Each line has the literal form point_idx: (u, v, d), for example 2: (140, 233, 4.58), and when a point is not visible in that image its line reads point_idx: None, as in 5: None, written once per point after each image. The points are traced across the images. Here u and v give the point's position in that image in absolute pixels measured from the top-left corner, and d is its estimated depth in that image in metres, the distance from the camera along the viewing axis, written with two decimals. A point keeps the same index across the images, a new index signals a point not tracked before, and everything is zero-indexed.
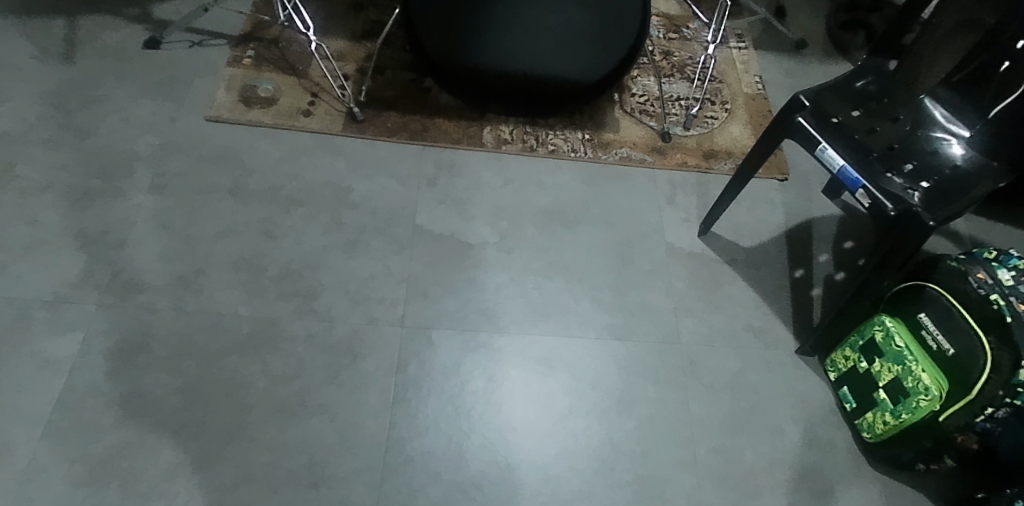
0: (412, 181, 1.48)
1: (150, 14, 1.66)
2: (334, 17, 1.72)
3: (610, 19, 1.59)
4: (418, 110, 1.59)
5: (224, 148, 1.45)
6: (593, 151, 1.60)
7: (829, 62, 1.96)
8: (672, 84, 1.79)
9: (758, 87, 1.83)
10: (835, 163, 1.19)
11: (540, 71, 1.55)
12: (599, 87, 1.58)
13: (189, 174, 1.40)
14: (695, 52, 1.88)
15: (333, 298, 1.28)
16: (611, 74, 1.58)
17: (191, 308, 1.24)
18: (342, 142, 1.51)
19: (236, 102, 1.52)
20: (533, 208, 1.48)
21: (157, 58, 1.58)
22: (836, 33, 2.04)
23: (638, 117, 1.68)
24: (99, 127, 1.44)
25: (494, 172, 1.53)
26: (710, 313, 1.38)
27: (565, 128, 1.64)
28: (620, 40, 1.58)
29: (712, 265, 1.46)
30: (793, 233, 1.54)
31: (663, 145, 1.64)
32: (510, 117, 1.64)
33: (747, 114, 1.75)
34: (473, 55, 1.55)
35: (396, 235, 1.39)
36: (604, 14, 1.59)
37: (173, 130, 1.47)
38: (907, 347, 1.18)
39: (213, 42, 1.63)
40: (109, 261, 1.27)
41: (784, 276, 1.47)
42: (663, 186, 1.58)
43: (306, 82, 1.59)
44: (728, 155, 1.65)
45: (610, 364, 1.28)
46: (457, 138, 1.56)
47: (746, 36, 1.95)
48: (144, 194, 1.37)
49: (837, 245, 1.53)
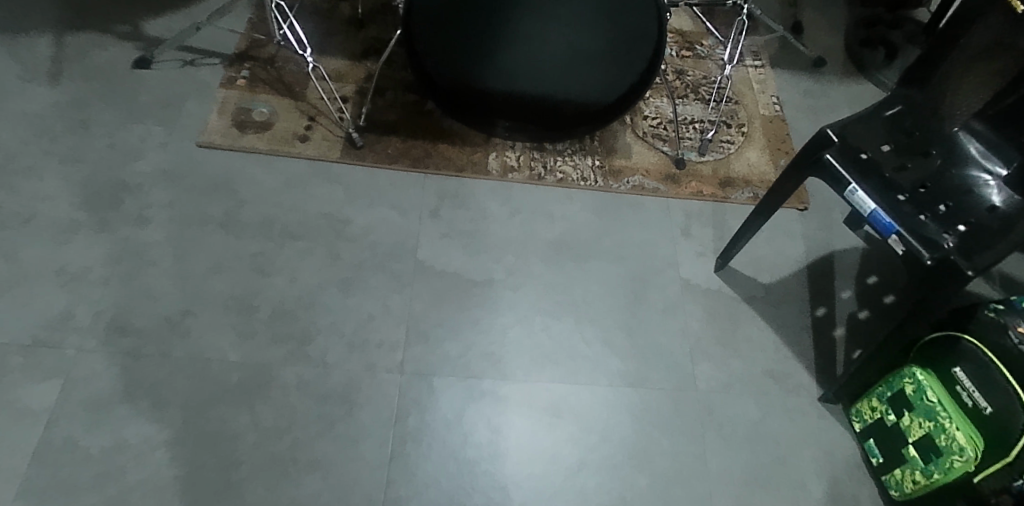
0: (413, 212, 1.40)
1: (141, 30, 1.58)
2: (332, 34, 1.64)
3: (620, 36, 1.45)
4: (420, 135, 1.51)
5: (216, 176, 1.38)
6: (604, 179, 1.52)
7: (848, 81, 1.87)
8: (686, 105, 1.70)
9: (776, 108, 1.75)
10: (867, 206, 1.11)
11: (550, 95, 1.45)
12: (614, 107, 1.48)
13: (180, 205, 1.33)
14: (710, 71, 1.79)
15: (329, 342, 1.21)
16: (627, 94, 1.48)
17: (179, 353, 1.17)
18: (340, 170, 1.44)
19: (229, 126, 1.45)
20: (539, 242, 1.41)
21: (148, 79, 1.50)
22: (855, 49, 1.96)
23: (650, 142, 1.61)
24: (85, 154, 1.37)
25: (500, 202, 1.45)
26: (728, 356, 1.31)
27: (575, 154, 1.56)
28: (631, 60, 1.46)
29: (730, 303, 1.39)
30: (814, 267, 1.47)
31: (677, 172, 1.56)
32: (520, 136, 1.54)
33: (765, 138, 1.67)
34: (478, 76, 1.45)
35: (397, 272, 1.32)
36: (613, 31, 1.45)
37: (163, 157, 1.39)
38: (940, 401, 1.10)
39: (207, 61, 1.55)
40: (92, 301, 1.20)
41: (805, 315, 1.40)
42: (678, 217, 1.50)
43: (303, 105, 1.51)
44: (746, 183, 1.57)
45: (621, 413, 1.21)
46: (461, 166, 1.49)
47: (762, 54, 1.86)
48: (131, 227, 1.29)
49: (861, 280, 1.46)
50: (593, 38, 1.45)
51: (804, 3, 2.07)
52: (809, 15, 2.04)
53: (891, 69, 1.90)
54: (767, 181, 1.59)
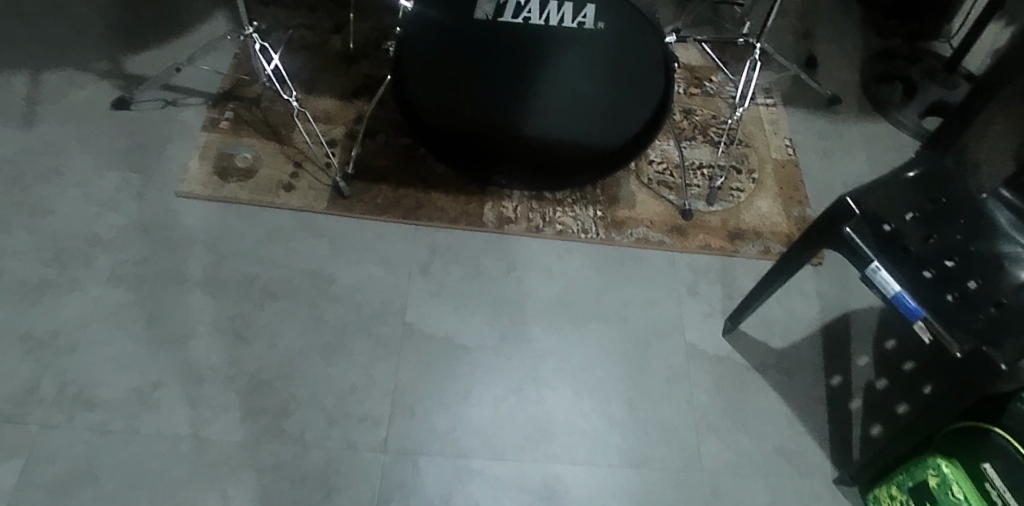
0: (402, 268, 1.33)
1: (121, 67, 1.51)
2: (322, 72, 1.56)
3: (626, 73, 1.29)
4: (412, 183, 1.43)
5: (196, 229, 1.31)
6: (606, 232, 1.44)
7: (865, 120, 1.78)
8: (694, 148, 1.61)
9: (788, 151, 1.66)
10: (891, 288, 1.03)
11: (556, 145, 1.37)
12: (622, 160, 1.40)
13: (155, 262, 1.26)
14: (719, 110, 1.70)
15: (308, 417, 1.13)
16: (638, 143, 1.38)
17: (147, 429, 1.09)
18: (326, 222, 1.36)
19: (210, 174, 1.37)
20: (535, 303, 1.33)
21: (126, 121, 1.43)
22: (872, 85, 1.86)
23: (655, 190, 1.52)
24: (56, 205, 1.30)
25: (496, 257, 1.37)
26: (736, 431, 1.23)
27: (576, 204, 1.47)
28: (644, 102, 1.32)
29: (739, 371, 1.31)
30: (828, 330, 1.40)
31: (684, 223, 1.48)
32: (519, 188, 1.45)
33: (777, 185, 1.58)
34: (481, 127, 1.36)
35: (383, 337, 1.24)
36: (620, 68, 1.29)
37: (139, 208, 1.32)
38: (967, 498, 1.00)
39: (189, 101, 1.48)
40: (58, 371, 1.13)
41: (819, 385, 1.32)
42: (684, 273, 1.41)
43: (289, 150, 1.43)
44: (756, 235, 1.48)
45: (621, 497, 1.13)
46: (455, 217, 1.41)
47: (774, 92, 1.78)
48: (102, 287, 1.22)
49: (879, 345, 1.39)
50: (598, 77, 1.29)
51: (818, 35, 1.98)
52: (824, 48, 1.95)
53: (910, 106, 1.79)
54: (779, 233, 1.50)
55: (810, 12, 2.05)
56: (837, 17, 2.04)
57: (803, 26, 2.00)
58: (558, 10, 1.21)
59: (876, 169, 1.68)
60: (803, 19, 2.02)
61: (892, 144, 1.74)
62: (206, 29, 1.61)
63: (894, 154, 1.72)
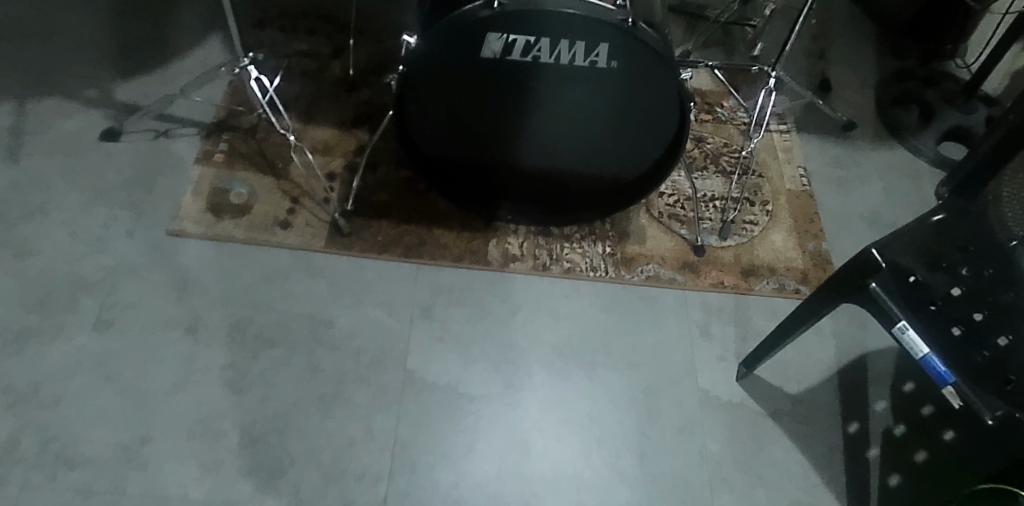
0: (404, 310, 1.28)
1: (110, 95, 1.45)
2: (320, 100, 1.51)
3: (642, 106, 1.20)
4: (414, 219, 1.38)
5: (188, 270, 1.26)
6: (615, 269, 1.38)
7: (880, 147, 1.73)
8: (705, 179, 1.56)
9: (803, 181, 1.60)
10: (919, 350, 0.98)
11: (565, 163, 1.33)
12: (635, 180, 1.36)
13: (145, 306, 1.21)
14: (731, 137, 1.65)
15: (303, 474, 1.08)
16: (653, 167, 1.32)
17: (134, 489, 1.04)
18: (324, 261, 1.31)
19: (203, 211, 1.32)
20: (542, 348, 1.27)
21: (115, 153, 1.37)
22: (887, 108, 1.80)
23: (666, 223, 1.47)
24: (42, 245, 1.24)
25: (501, 298, 1.32)
26: (751, 485, 1.18)
27: (583, 239, 1.42)
28: (659, 130, 1.24)
29: (753, 418, 1.26)
30: (845, 373, 1.35)
31: (695, 259, 1.42)
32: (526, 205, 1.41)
33: (791, 218, 1.53)
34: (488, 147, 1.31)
35: (383, 385, 1.19)
36: (635, 102, 1.19)
37: (128, 247, 1.26)
38: None
39: (182, 131, 1.42)
40: (40, 426, 1.07)
41: (836, 433, 1.27)
42: (696, 313, 1.36)
43: (285, 185, 1.38)
44: (770, 271, 1.43)
45: None
46: (458, 255, 1.35)
47: (787, 118, 1.72)
48: (88, 334, 1.17)
49: (897, 388, 1.34)
50: (611, 109, 1.20)
51: (832, 56, 1.93)
52: (837, 69, 1.90)
53: (926, 132, 1.73)
54: (794, 269, 1.44)
55: (824, 31, 1.99)
56: (852, 37, 1.99)
57: (817, 47, 1.94)
58: (570, 48, 1.07)
59: (893, 199, 1.62)
60: (817, 39, 1.97)
61: (908, 172, 1.69)
62: (200, 55, 1.55)
63: (911, 182, 1.67)
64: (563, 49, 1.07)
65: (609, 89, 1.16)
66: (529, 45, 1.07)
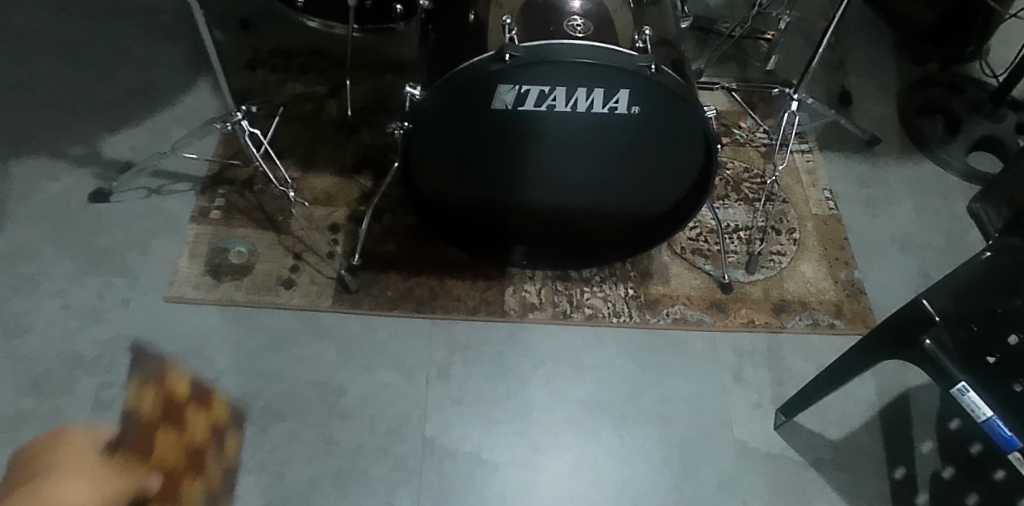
0: (419, 372, 1.20)
1: (99, 151, 1.38)
2: (320, 145, 1.44)
3: (665, 149, 1.13)
4: (425, 269, 1.31)
5: (188, 339, 1.18)
6: (640, 313, 1.31)
7: (908, 161, 1.63)
8: (727, 208, 1.49)
9: (829, 204, 1.52)
10: (981, 412, 0.91)
11: (583, 207, 1.27)
12: (655, 221, 1.29)
13: (145, 383, 1.14)
14: (751, 161, 1.58)
15: None
16: (675, 210, 1.26)
17: None
18: (332, 322, 1.24)
19: (202, 274, 1.25)
20: (568, 405, 1.20)
21: (106, 215, 1.30)
22: (910, 118, 1.71)
23: (690, 260, 1.40)
24: (33, 320, 1.17)
25: (521, 352, 1.25)
26: None
27: (605, 282, 1.35)
28: (682, 173, 1.18)
29: (796, 471, 1.15)
30: (887, 413, 1.22)
31: (723, 297, 1.34)
32: (540, 249, 1.33)
33: (821, 245, 1.45)
34: (502, 195, 1.24)
35: (401, 456, 1.11)
36: (658, 145, 1.12)
37: (124, 318, 1.19)
38: None
39: (175, 187, 1.36)
40: None
41: (882, 480, 1.15)
42: (727, 356, 1.28)
43: (288, 240, 1.31)
44: (802, 305, 1.35)
45: None
46: (474, 306, 1.28)
47: (808, 136, 1.65)
48: (85, 416, 1.09)
49: (943, 424, 1.21)
50: (631, 152, 1.14)
51: (850, 65, 1.85)
52: (857, 80, 1.81)
53: (954, 143, 1.64)
54: (827, 301, 1.36)
55: (840, 40, 1.91)
56: (870, 44, 1.91)
57: (833, 57, 1.86)
58: (587, 96, 1.01)
59: (924, 218, 1.53)
60: (832, 48, 1.89)
61: (938, 187, 1.59)
62: (192, 103, 1.48)
63: (941, 197, 1.57)
64: (580, 97, 1.01)
65: (629, 134, 1.10)
66: (544, 95, 1.01)
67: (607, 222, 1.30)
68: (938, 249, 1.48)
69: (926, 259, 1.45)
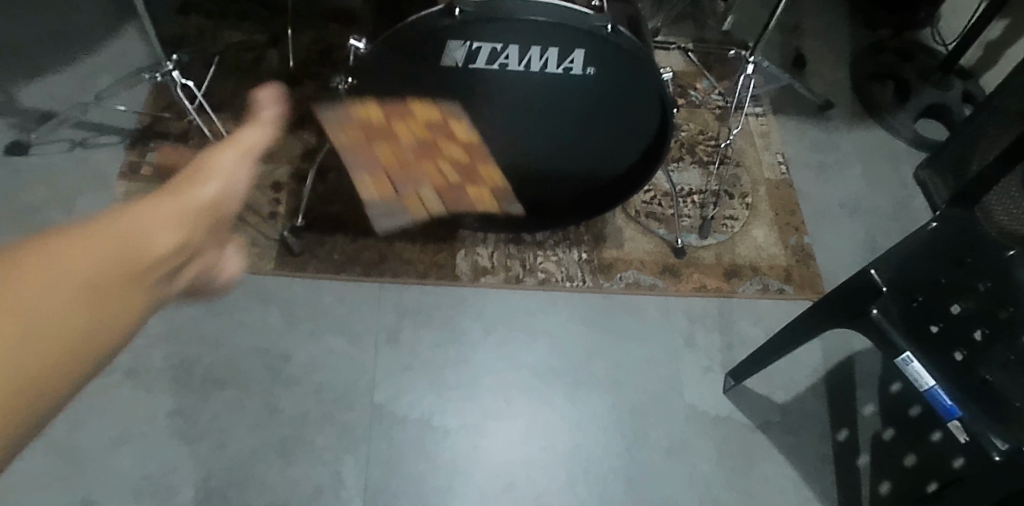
0: (367, 337, 1.17)
1: (16, 100, 1.28)
2: None
3: (624, 112, 1.10)
4: (374, 231, 1.28)
5: None
6: (593, 278, 1.30)
7: (858, 127, 1.65)
8: (682, 172, 1.48)
9: (781, 169, 1.52)
10: (923, 380, 0.88)
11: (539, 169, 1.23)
12: (614, 188, 1.26)
13: None
14: (707, 124, 1.57)
15: None
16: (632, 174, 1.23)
17: None
18: (275, 286, 1.20)
19: None
20: (519, 372, 1.18)
21: (23, 169, 1.21)
22: (862, 84, 1.72)
23: (644, 224, 1.39)
24: None
25: (475, 317, 1.23)
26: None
27: (558, 246, 1.33)
28: (641, 137, 1.15)
29: (743, 434, 1.17)
30: (832, 377, 1.25)
31: (676, 262, 1.34)
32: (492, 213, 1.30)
33: (772, 210, 1.45)
34: None
35: (348, 423, 1.09)
36: (618, 108, 1.09)
37: None
38: None
39: (101, 139, 1.26)
40: None
41: (826, 442, 1.18)
42: (679, 320, 1.28)
43: None
44: (753, 271, 1.35)
45: None
46: (425, 270, 1.26)
47: (762, 100, 1.64)
48: None
49: (885, 387, 1.23)
50: (590, 114, 1.10)
51: (805, 29, 1.84)
52: (812, 44, 1.81)
53: (904, 110, 1.65)
54: (777, 267, 1.37)
55: (796, 3, 1.90)
56: (825, 9, 1.90)
57: (789, 21, 1.85)
58: (541, 55, 0.97)
59: (873, 184, 1.54)
60: (788, 12, 1.88)
61: (887, 153, 1.61)
62: (119, 49, 1.38)
63: (890, 164, 1.59)
64: (534, 56, 0.97)
65: (588, 95, 1.06)
66: (496, 53, 0.96)
67: (564, 186, 1.27)
68: (885, 215, 1.49)
69: (873, 225, 1.47)
